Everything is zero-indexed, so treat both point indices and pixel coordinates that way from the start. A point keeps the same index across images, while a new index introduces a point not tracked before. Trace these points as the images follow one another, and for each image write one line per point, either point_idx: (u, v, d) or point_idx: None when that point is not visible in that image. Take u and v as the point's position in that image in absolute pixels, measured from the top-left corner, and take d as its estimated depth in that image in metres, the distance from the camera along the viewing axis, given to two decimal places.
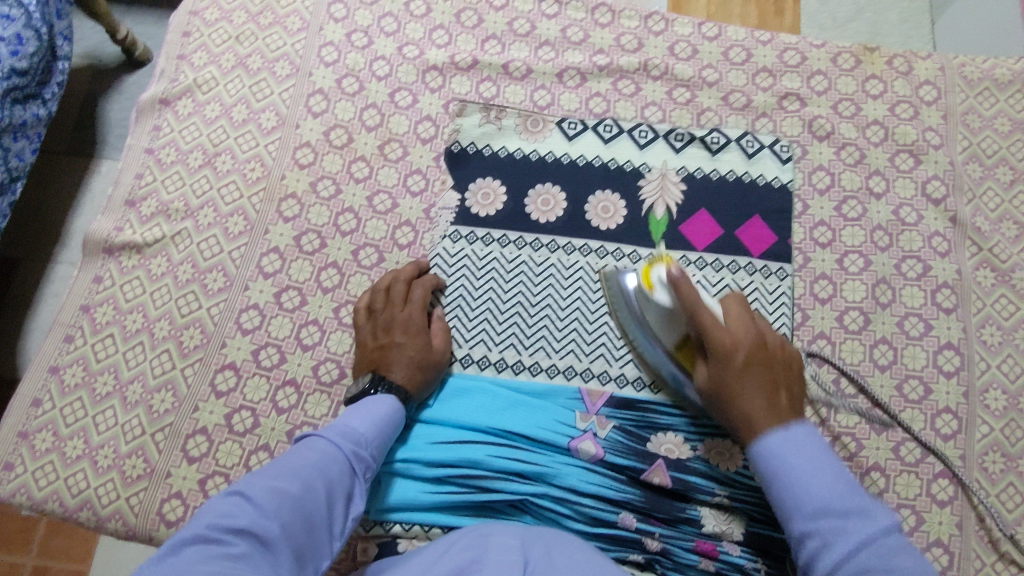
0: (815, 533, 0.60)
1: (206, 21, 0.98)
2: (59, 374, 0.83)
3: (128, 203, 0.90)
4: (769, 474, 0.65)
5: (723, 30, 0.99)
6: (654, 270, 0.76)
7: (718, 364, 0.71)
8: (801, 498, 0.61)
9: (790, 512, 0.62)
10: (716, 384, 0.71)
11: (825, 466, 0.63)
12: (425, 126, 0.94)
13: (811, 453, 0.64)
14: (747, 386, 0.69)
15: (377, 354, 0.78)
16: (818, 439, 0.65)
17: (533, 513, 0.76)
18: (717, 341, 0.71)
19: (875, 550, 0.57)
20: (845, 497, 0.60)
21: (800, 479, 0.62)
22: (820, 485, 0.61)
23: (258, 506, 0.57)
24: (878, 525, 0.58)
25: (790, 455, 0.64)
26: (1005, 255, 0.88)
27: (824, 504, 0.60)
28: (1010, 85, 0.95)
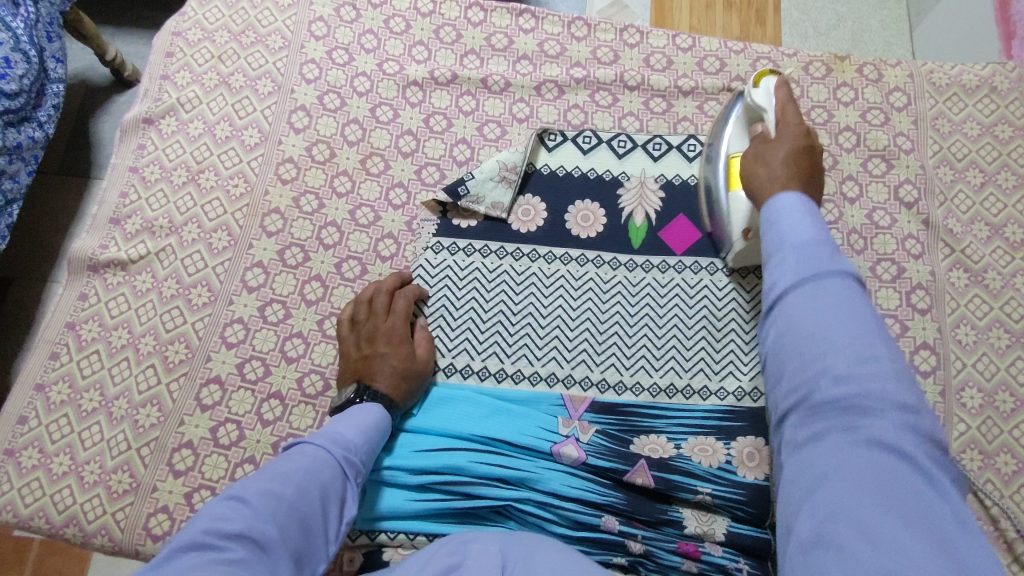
0: (776, 274, 0.53)
1: (189, 41, 0.99)
2: (45, 392, 0.83)
3: (113, 220, 0.91)
4: (764, 224, 0.58)
5: (696, 42, 1.01)
6: (767, 77, 0.80)
7: (791, 133, 0.72)
8: (781, 243, 0.54)
9: (769, 251, 0.56)
10: (772, 151, 0.71)
11: (812, 223, 0.55)
12: (407, 139, 0.95)
13: (799, 208, 0.56)
14: (785, 162, 0.69)
15: (360, 364, 0.79)
16: (813, 206, 0.57)
17: (516, 518, 0.77)
18: (796, 124, 0.73)
19: (831, 295, 0.50)
20: (817, 238, 0.53)
21: (786, 227, 0.55)
22: (803, 241, 0.53)
23: (254, 509, 0.57)
24: (846, 272, 0.51)
25: (781, 209, 0.57)
26: (977, 256, 0.90)
27: (801, 241, 0.53)
28: (978, 90, 0.97)
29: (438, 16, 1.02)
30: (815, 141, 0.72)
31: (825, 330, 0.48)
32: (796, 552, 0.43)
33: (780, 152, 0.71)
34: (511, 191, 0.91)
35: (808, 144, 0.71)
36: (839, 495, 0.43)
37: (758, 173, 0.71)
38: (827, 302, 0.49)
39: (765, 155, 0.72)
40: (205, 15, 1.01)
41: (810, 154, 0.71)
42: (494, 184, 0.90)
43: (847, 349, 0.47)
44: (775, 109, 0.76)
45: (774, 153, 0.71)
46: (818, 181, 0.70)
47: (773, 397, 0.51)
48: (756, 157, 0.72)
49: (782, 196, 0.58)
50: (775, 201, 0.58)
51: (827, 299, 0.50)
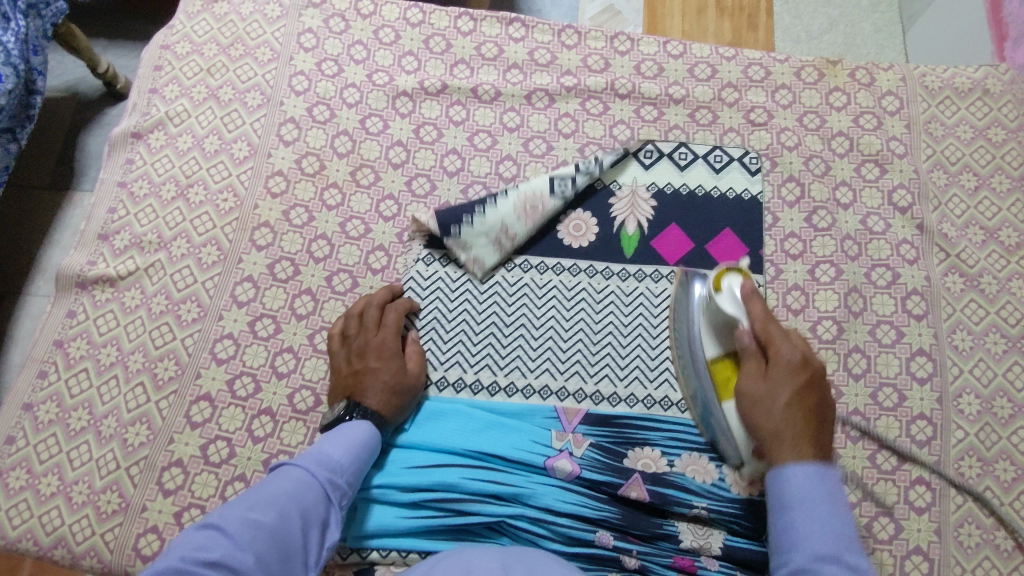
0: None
1: (177, 54, 0.99)
2: (33, 411, 0.82)
3: (101, 236, 0.90)
4: (779, 500, 0.65)
5: (687, 49, 1.01)
6: (729, 276, 0.76)
7: (784, 374, 0.71)
8: (794, 538, 0.62)
9: (789, 543, 0.63)
10: (768, 394, 0.71)
11: (824, 512, 0.63)
12: (397, 151, 0.95)
13: (816, 493, 0.64)
14: (791, 408, 0.69)
15: (351, 380, 0.78)
16: (829, 483, 0.65)
17: (510, 534, 0.76)
18: (790, 354, 0.72)
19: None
20: (841, 549, 0.60)
21: (799, 516, 0.63)
22: (816, 536, 0.61)
23: (231, 538, 0.58)
24: (858, 574, 0.59)
25: (800, 496, 0.64)
26: (972, 260, 0.89)
27: (815, 541, 0.61)
28: (970, 93, 0.97)
29: (428, 26, 1.02)
30: (813, 372, 0.72)
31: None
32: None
33: (785, 396, 0.70)
34: (499, 252, 0.87)
35: (805, 379, 0.71)
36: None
37: (760, 421, 0.70)
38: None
39: (762, 400, 0.71)
40: (194, 28, 1.00)
41: (806, 391, 0.71)
42: (485, 240, 0.87)
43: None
44: (757, 324, 0.74)
45: (780, 397, 0.70)
46: (824, 425, 0.70)
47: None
48: (754, 400, 0.71)
49: (791, 475, 0.65)
50: (788, 474, 0.66)
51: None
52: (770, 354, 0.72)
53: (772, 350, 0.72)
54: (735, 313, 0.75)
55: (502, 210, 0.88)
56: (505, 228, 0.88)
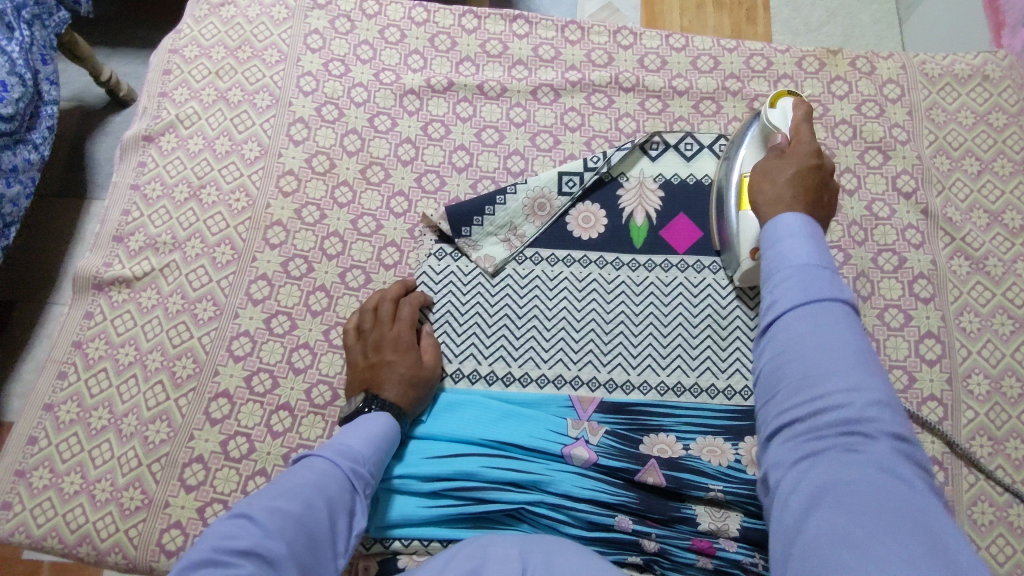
0: (779, 291, 0.58)
1: (186, 58, 1.00)
2: (54, 411, 0.83)
3: (115, 238, 0.91)
4: (769, 243, 0.63)
5: (690, 41, 1.02)
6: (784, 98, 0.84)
7: (802, 154, 0.76)
8: (783, 262, 0.60)
9: (773, 268, 0.61)
10: (780, 168, 0.75)
11: (813, 245, 0.60)
12: (406, 148, 0.96)
13: (805, 233, 0.61)
14: (792, 181, 0.73)
15: (368, 373, 0.79)
16: (815, 230, 0.62)
17: (529, 521, 0.77)
18: (811, 146, 0.77)
19: (824, 310, 0.55)
20: (820, 269, 0.58)
21: (789, 249, 0.60)
22: (801, 261, 0.59)
23: (261, 526, 0.58)
24: (840, 291, 0.57)
25: (789, 234, 0.62)
26: (977, 244, 0.90)
27: (801, 261, 0.59)
28: (970, 79, 0.98)
29: (433, 25, 1.03)
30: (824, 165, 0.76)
31: (813, 344, 0.54)
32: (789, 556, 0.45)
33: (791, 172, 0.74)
34: (508, 249, 0.89)
35: (816, 163, 0.75)
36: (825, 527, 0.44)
37: (766, 189, 0.74)
38: (818, 323, 0.54)
39: (773, 172, 0.75)
40: (201, 31, 1.01)
41: (819, 171, 0.75)
42: (494, 239, 0.90)
43: (834, 364, 0.52)
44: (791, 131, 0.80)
45: (785, 170, 0.74)
46: (824, 206, 0.73)
47: (767, 403, 0.55)
48: (765, 172, 0.76)
49: (785, 219, 0.63)
50: (779, 221, 0.64)
51: (823, 323, 0.54)
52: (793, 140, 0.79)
53: (794, 144, 0.79)
54: (779, 122, 0.82)
55: (511, 209, 0.90)
56: (515, 228, 0.90)
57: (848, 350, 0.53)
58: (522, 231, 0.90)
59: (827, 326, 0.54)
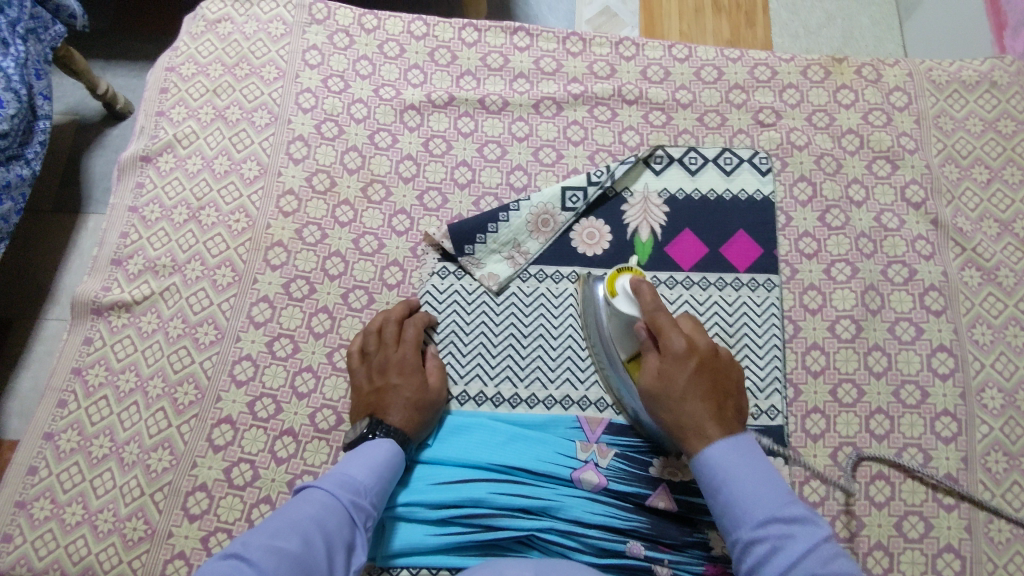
0: (759, 554, 0.62)
1: (183, 76, 0.98)
2: (54, 440, 0.82)
3: (114, 262, 0.90)
4: (716, 488, 0.66)
5: (693, 51, 1.01)
6: (620, 278, 0.78)
7: (676, 359, 0.72)
8: (745, 513, 0.63)
9: (736, 522, 0.64)
10: (669, 385, 0.71)
11: (759, 480, 0.65)
12: (407, 165, 0.95)
13: (746, 465, 0.66)
14: (696, 399, 0.70)
15: (373, 398, 0.78)
16: (749, 449, 0.68)
17: (539, 547, 0.76)
18: (678, 341, 0.72)
19: (817, 559, 0.59)
20: (780, 507, 0.63)
21: (744, 493, 0.64)
22: (763, 514, 0.63)
23: (256, 567, 0.57)
24: (817, 533, 0.61)
25: (733, 472, 0.66)
26: (988, 254, 0.89)
27: (763, 516, 0.63)
28: (978, 86, 0.97)
29: (432, 38, 1.01)
30: (703, 351, 0.72)
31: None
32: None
33: (685, 378, 0.71)
34: (512, 267, 0.88)
35: (698, 361, 0.71)
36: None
37: (667, 417, 0.71)
38: (817, 566, 0.59)
39: (664, 395, 0.71)
40: (198, 49, 1.00)
41: (700, 375, 0.71)
42: (497, 257, 0.88)
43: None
44: (647, 318, 0.74)
45: (679, 382, 0.71)
46: (730, 401, 0.72)
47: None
48: (658, 393, 0.72)
49: (716, 452, 0.67)
50: (710, 457, 0.67)
51: (818, 569, 0.59)
52: (660, 332, 0.73)
53: (663, 342, 0.73)
54: (632, 311, 0.76)
55: (514, 226, 0.89)
56: (518, 246, 0.89)
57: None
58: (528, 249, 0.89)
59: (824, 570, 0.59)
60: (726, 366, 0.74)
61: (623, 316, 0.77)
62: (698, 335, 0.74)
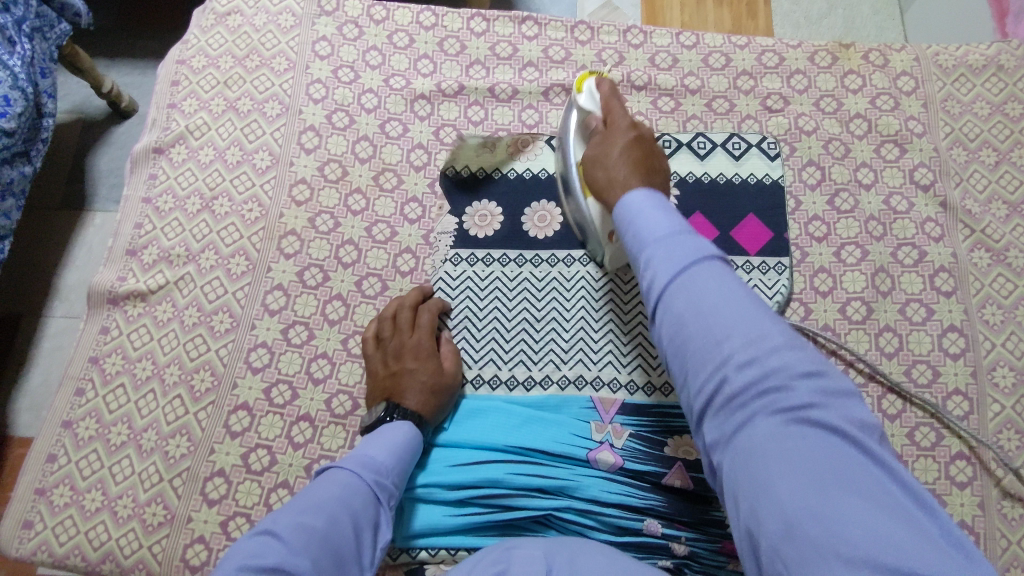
0: (653, 271, 0.58)
1: (194, 68, 0.99)
2: (73, 428, 0.83)
3: (129, 252, 0.90)
4: (628, 221, 0.63)
5: (700, 38, 1.01)
6: (587, 78, 0.84)
7: (619, 129, 0.77)
8: (649, 234, 0.60)
9: (640, 247, 0.60)
10: (605, 149, 0.76)
11: (667, 218, 0.61)
12: (418, 153, 0.95)
13: (657, 209, 0.62)
14: (624, 153, 0.74)
15: (389, 382, 0.78)
16: (663, 200, 0.63)
17: (557, 526, 0.76)
18: (623, 119, 0.78)
19: (713, 276, 0.55)
20: (683, 236, 0.59)
21: (652, 219, 0.61)
22: (664, 236, 0.59)
23: (286, 543, 0.57)
24: (711, 250, 0.57)
25: (645, 206, 0.63)
26: (997, 235, 0.89)
27: (665, 233, 0.59)
28: (985, 69, 0.97)
29: (441, 28, 1.02)
30: (644, 132, 0.77)
31: (715, 309, 0.53)
32: (765, 548, 0.44)
33: (621, 141, 0.75)
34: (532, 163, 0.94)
35: (637, 134, 0.76)
36: (795, 495, 0.44)
37: (600, 176, 0.75)
38: (713, 285, 0.55)
39: (600, 157, 0.76)
40: (208, 41, 1.01)
41: (637, 143, 0.75)
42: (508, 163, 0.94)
43: (741, 330, 0.52)
44: (603, 106, 0.80)
45: (614, 144, 0.75)
46: (657, 176, 0.73)
47: (684, 384, 0.55)
48: (595, 158, 0.76)
49: (634, 196, 0.64)
50: (627, 201, 0.64)
51: (718, 290, 0.54)
52: (609, 114, 0.79)
53: (610, 120, 0.78)
54: (592, 104, 0.82)
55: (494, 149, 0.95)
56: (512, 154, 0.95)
57: (749, 313, 0.53)
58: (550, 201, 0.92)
59: (726, 294, 0.54)
60: (662, 157, 0.77)
61: (582, 109, 0.83)
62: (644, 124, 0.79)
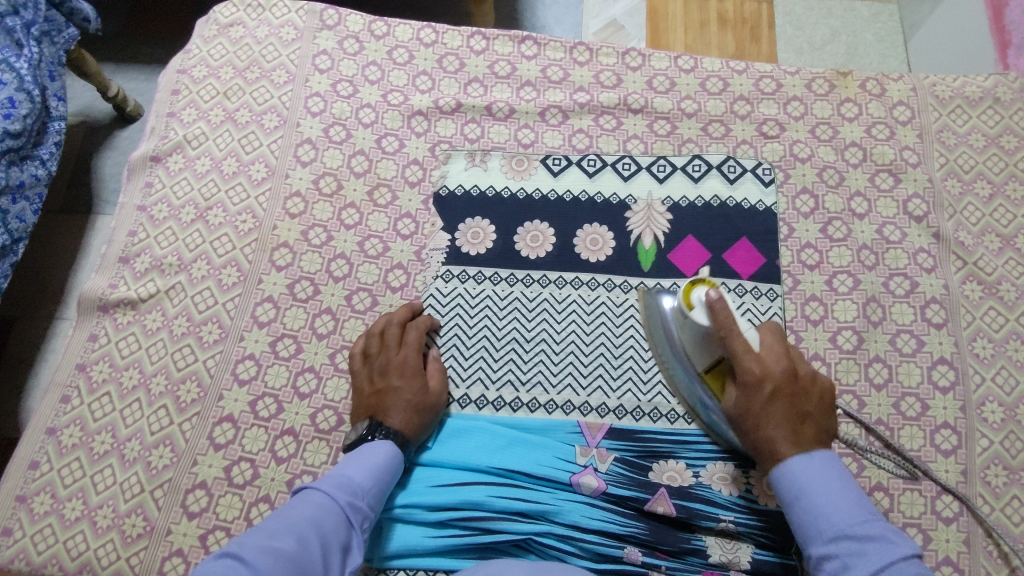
0: (835, 559, 0.61)
1: (194, 78, 1.00)
2: (57, 435, 0.82)
3: (121, 260, 0.91)
4: (794, 496, 0.66)
5: (698, 63, 1.02)
6: (695, 290, 0.76)
7: (750, 381, 0.71)
8: (819, 523, 0.63)
9: (809, 533, 0.64)
10: (747, 407, 0.71)
11: (846, 496, 0.64)
12: (413, 169, 0.95)
13: (831, 477, 0.65)
14: (771, 408, 0.70)
15: (373, 399, 0.78)
16: (842, 472, 0.66)
17: (536, 551, 0.76)
18: (754, 368, 0.71)
19: (891, 567, 0.58)
20: (859, 518, 0.62)
21: (826, 508, 0.64)
22: (841, 519, 0.62)
23: (250, 567, 0.57)
24: (898, 552, 0.59)
25: (805, 479, 0.66)
26: (990, 268, 0.89)
27: (837, 525, 0.62)
28: (981, 102, 0.97)
29: (441, 46, 1.03)
30: (778, 381, 0.70)
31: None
32: None
33: (763, 396, 0.70)
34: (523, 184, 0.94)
35: (773, 389, 0.70)
36: None
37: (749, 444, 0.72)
38: None
39: (746, 420, 0.71)
40: (210, 52, 1.01)
41: (777, 401, 0.70)
42: (497, 187, 0.94)
43: None
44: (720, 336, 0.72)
45: (757, 398, 0.70)
46: (812, 426, 0.70)
47: None
48: (741, 424, 0.72)
49: (804, 462, 0.67)
50: (791, 469, 0.67)
51: None
52: (733, 351, 0.72)
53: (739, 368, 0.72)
54: (703, 326, 0.74)
55: (492, 173, 0.95)
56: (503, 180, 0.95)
57: None
58: (543, 223, 0.92)
59: None
60: (809, 383, 0.72)
61: (697, 329, 0.75)
62: (778, 355, 0.72)
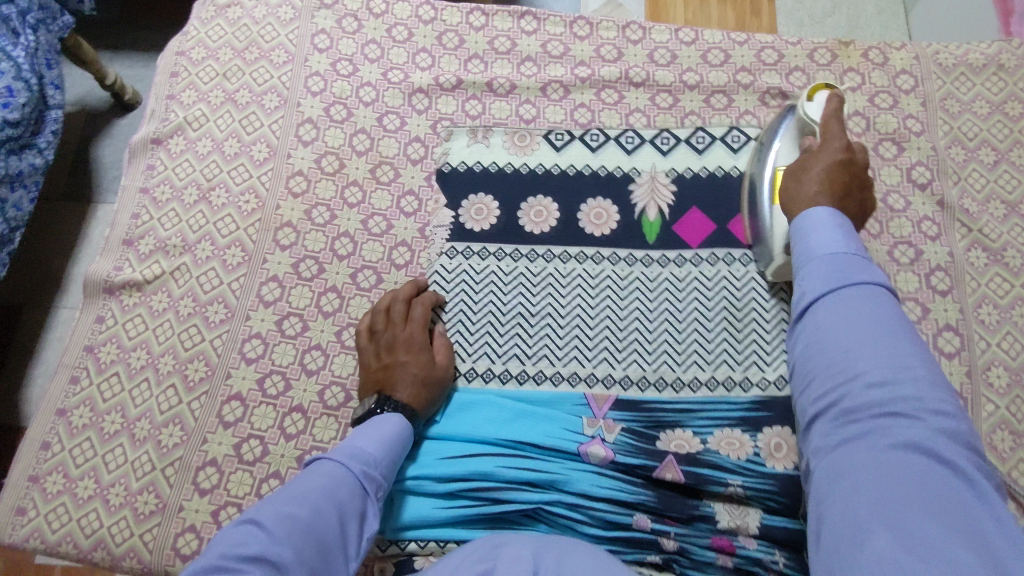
0: (809, 282, 0.63)
1: (193, 60, 0.99)
2: (67, 416, 0.83)
3: (125, 242, 0.91)
4: (797, 239, 0.68)
5: (699, 35, 1.01)
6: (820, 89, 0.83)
7: (830, 146, 0.76)
8: (809, 256, 0.65)
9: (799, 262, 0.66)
10: (808, 163, 0.75)
11: (842, 239, 0.65)
12: (415, 147, 0.95)
13: (831, 224, 0.66)
14: (831, 168, 0.73)
15: (380, 374, 0.78)
16: (845, 223, 0.67)
17: (546, 521, 0.76)
18: (838, 140, 0.76)
19: (868, 293, 0.59)
20: (851, 255, 0.63)
21: (813, 240, 0.66)
22: (832, 253, 0.63)
23: (269, 533, 0.57)
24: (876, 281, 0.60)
25: (808, 226, 0.67)
26: (995, 235, 0.89)
27: (830, 253, 0.63)
28: (985, 68, 0.97)
29: (440, 22, 1.02)
30: (852, 159, 0.75)
31: (850, 334, 0.57)
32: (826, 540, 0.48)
33: (828, 158, 0.74)
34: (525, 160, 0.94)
35: (846, 158, 0.74)
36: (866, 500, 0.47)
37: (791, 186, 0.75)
38: (863, 306, 0.58)
39: (801, 171, 0.75)
40: (208, 33, 1.01)
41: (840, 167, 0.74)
42: (500, 163, 0.94)
43: (885, 350, 0.55)
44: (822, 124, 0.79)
45: (822, 158, 0.75)
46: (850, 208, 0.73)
47: (807, 389, 0.60)
48: (794, 174, 0.76)
49: (816, 212, 0.68)
50: (805, 216, 0.69)
51: (871, 321, 0.57)
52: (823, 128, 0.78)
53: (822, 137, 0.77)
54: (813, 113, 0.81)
55: (495, 149, 0.95)
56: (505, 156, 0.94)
57: (899, 345, 0.55)
58: (546, 197, 0.92)
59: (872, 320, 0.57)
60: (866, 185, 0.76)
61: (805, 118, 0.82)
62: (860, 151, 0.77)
